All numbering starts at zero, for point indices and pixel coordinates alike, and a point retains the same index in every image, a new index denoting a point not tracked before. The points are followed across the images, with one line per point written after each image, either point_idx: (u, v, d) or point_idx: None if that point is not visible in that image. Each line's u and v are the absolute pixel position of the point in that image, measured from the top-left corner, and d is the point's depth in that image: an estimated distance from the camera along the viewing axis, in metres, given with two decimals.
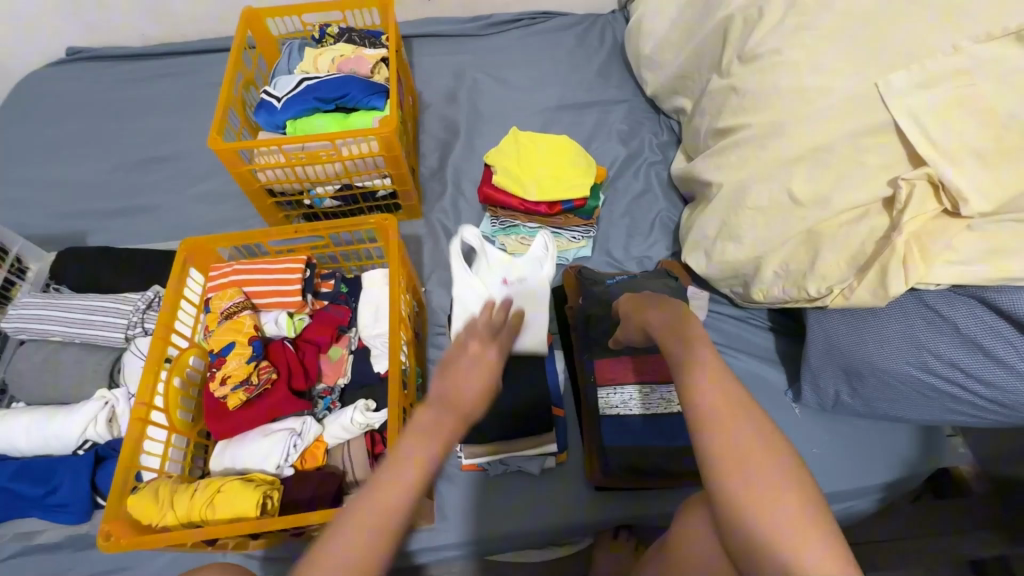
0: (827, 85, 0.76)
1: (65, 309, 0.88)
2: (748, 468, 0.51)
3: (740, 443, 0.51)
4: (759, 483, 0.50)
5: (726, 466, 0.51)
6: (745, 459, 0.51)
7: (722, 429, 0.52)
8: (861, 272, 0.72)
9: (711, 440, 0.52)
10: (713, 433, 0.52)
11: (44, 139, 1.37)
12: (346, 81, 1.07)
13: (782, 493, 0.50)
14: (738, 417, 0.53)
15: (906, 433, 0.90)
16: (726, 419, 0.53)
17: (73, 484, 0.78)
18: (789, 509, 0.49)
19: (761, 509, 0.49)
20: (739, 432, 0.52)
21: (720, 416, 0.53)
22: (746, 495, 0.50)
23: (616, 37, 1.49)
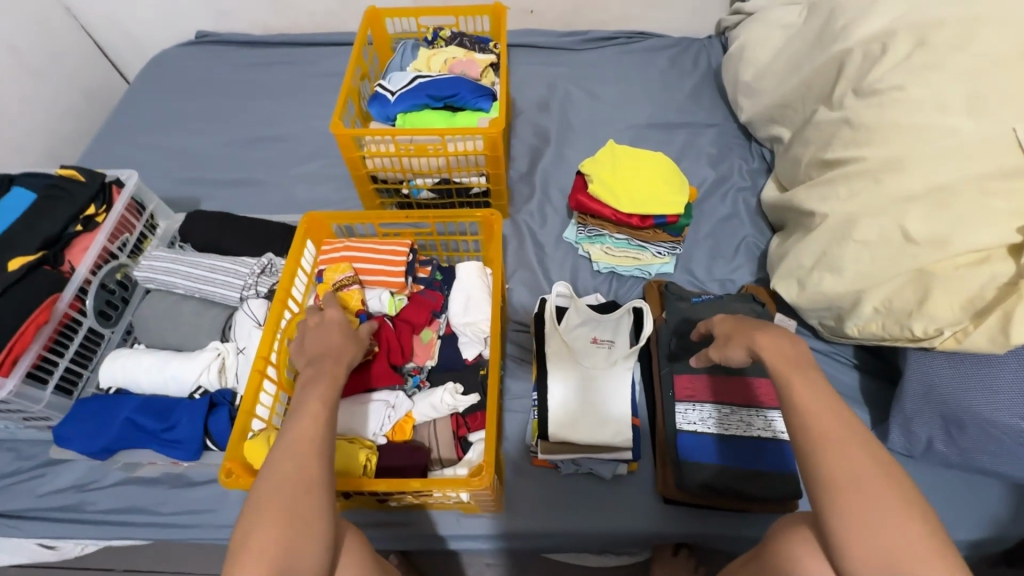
0: (956, 126, 0.76)
1: (191, 265, 0.96)
2: (865, 486, 0.52)
3: (855, 461, 0.53)
4: (879, 501, 0.51)
5: (841, 480, 0.53)
6: (862, 477, 0.52)
7: (837, 446, 0.54)
8: (978, 317, 0.70)
9: (823, 456, 0.54)
10: (827, 450, 0.54)
11: (170, 111, 1.50)
12: (458, 81, 1.13)
13: (905, 513, 0.50)
14: (850, 439, 0.54)
15: (999, 491, 0.86)
16: (837, 439, 0.54)
17: (189, 424, 0.84)
18: (912, 530, 0.49)
19: (885, 529, 0.50)
20: (852, 451, 0.54)
21: (832, 435, 0.55)
22: (867, 511, 0.51)
23: (711, 62, 1.50)
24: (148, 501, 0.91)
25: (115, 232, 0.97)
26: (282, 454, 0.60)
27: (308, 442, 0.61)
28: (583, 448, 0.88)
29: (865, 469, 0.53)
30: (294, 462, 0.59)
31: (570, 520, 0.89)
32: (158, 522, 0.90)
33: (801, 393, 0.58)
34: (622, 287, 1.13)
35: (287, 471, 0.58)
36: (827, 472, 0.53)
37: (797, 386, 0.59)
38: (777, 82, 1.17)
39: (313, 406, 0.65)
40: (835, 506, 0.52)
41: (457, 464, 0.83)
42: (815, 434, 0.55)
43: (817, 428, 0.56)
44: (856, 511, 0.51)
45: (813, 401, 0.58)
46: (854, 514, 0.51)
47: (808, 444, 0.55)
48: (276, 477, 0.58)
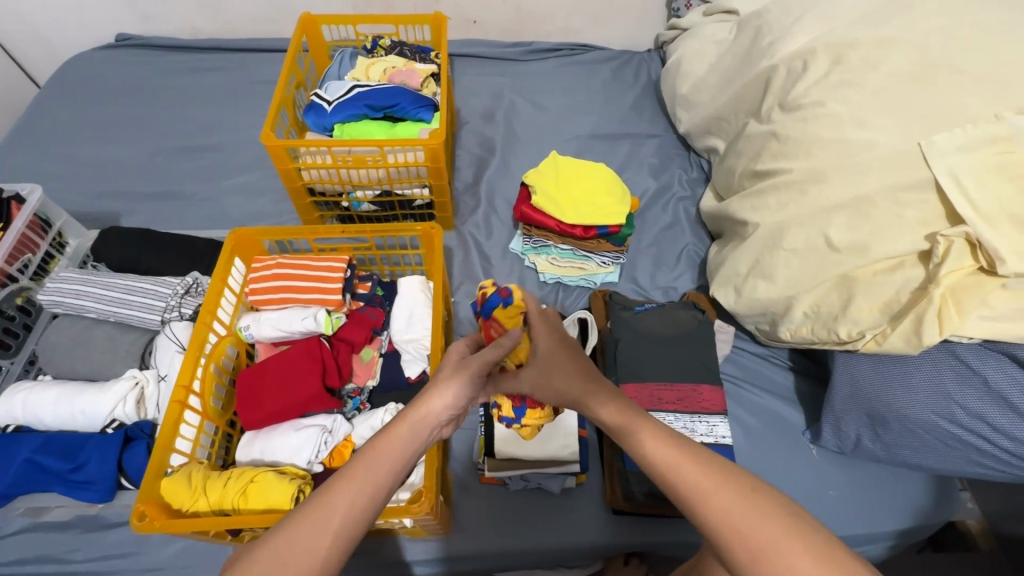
0: (869, 140, 0.80)
1: (104, 287, 0.89)
2: (748, 526, 0.46)
3: (726, 499, 0.47)
4: (765, 539, 0.45)
5: (719, 526, 0.47)
6: (737, 517, 0.46)
7: (703, 490, 0.48)
8: (895, 320, 0.74)
9: (699, 507, 0.48)
10: (696, 499, 0.48)
11: (87, 118, 1.39)
12: (397, 91, 1.10)
13: (793, 544, 0.44)
14: (719, 483, 0.48)
15: (919, 482, 0.91)
16: (702, 484, 0.49)
17: (100, 461, 0.76)
18: (806, 564, 0.43)
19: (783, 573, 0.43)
20: (719, 491, 0.48)
21: (697, 480, 0.49)
22: (758, 557, 0.44)
23: (651, 74, 1.54)
24: (55, 549, 0.83)
25: (14, 253, 0.88)
26: (296, 524, 0.47)
27: (337, 522, 0.48)
28: (531, 464, 0.87)
29: (741, 508, 0.47)
30: (315, 539, 0.47)
31: (521, 537, 0.87)
32: (69, 571, 0.81)
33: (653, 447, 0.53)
34: (569, 297, 1.13)
35: (296, 552, 0.46)
36: (706, 523, 0.47)
37: (649, 437, 0.54)
38: (711, 96, 1.22)
39: (372, 471, 0.51)
40: (732, 561, 0.46)
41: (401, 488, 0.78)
42: (683, 485, 0.50)
43: (683, 479, 0.50)
44: (749, 559, 0.45)
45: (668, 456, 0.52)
46: (748, 563, 0.45)
47: (681, 498, 0.49)
48: (278, 552, 0.46)
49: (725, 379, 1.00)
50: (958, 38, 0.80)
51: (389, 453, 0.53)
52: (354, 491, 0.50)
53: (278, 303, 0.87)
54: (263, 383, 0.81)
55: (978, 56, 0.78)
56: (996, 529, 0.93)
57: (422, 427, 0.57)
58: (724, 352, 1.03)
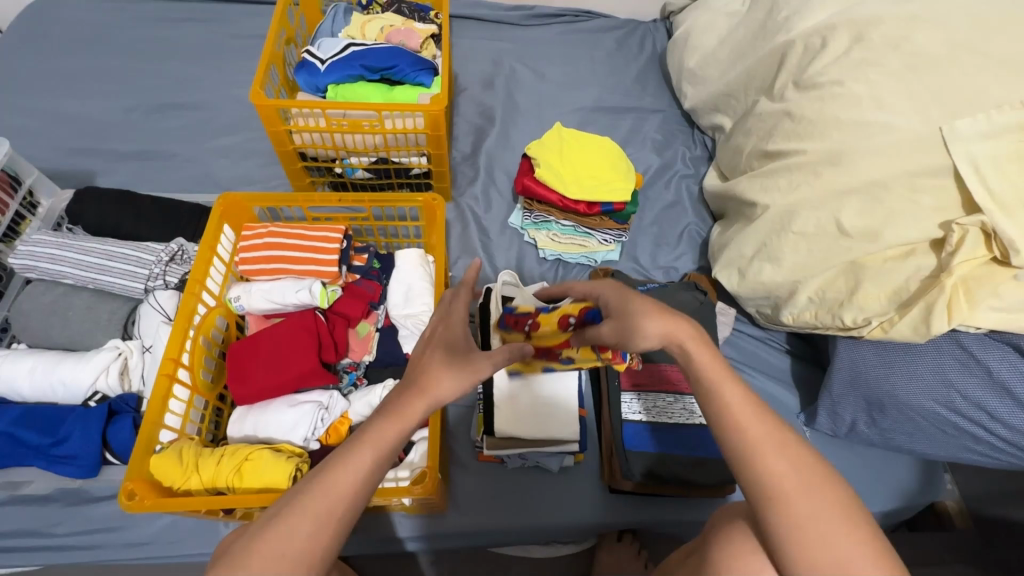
0: (888, 123, 0.78)
1: (82, 252, 0.83)
2: (802, 489, 0.46)
3: (791, 461, 0.47)
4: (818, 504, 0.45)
5: (776, 483, 0.46)
6: (795, 476, 0.47)
7: (768, 449, 0.48)
8: (903, 308, 0.73)
9: (759, 463, 0.47)
10: (761, 455, 0.47)
11: (54, 68, 1.29)
12: (395, 52, 1.04)
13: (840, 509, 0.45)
14: (780, 441, 0.48)
15: (907, 465, 0.92)
16: (767, 443, 0.48)
17: (83, 436, 0.73)
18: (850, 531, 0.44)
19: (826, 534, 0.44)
20: (782, 454, 0.48)
21: (763, 438, 0.48)
22: (807, 516, 0.45)
23: (656, 46, 1.49)
24: (36, 521, 0.80)
25: None
26: (296, 515, 0.47)
27: (338, 511, 0.48)
28: (530, 443, 0.86)
29: (800, 469, 0.47)
30: (296, 527, 0.46)
31: (518, 514, 0.87)
32: (51, 544, 0.79)
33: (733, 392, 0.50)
34: (569, 275, 1.11)
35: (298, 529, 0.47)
36: (765, 480, 0.47)
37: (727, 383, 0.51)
38: (721, 71, 1.18)
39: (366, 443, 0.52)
40: (775, 514, 0.46)
41: (398, 466, 0.77)
42: (750, 439, 0.48)
43: (748, 434, 0.48)
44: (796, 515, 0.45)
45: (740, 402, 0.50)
46: (794, 520, 0.45)
47: (742, 449, 0.48)
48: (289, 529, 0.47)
49: (724, 361, 1.00)
50: (984, 21, 0.78)
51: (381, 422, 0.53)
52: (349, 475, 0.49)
53: (270, 273, 0.83)
54: (255, 358, 0.78)
55: (1004, 39, 0.76)
56: (975, 510, 0.96)
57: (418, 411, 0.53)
58: (724, 334, 1.02)
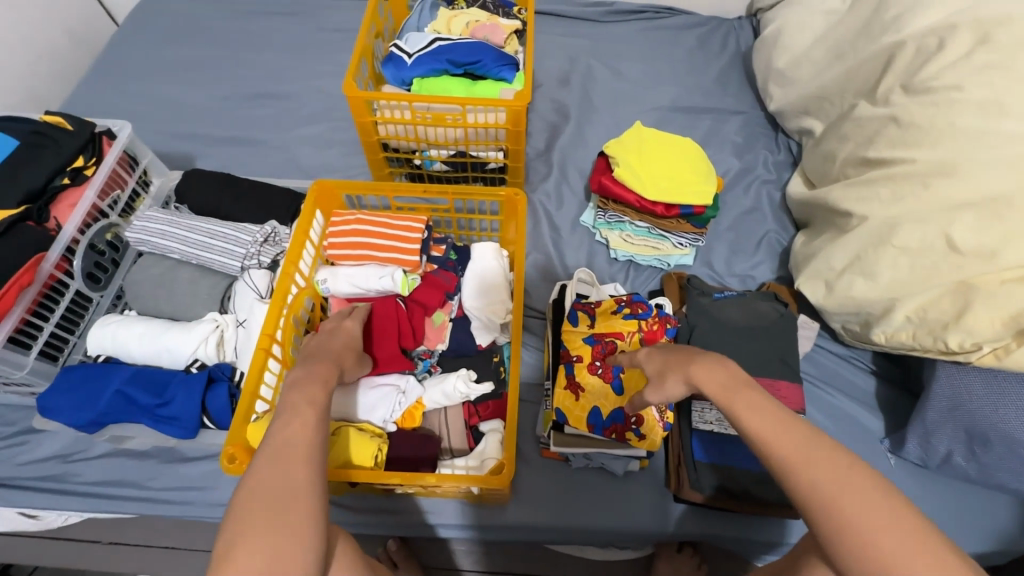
0: (1014, 133, 0.73)
1: (188, 230, 0.89)
2: (835, 498, 0.46)
3: (822, 470, 0.47)
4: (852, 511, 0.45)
5: (809, 494, 0.47)
6: (823, 482, 0.47)
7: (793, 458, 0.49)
8: (1021, 334, 0.68)
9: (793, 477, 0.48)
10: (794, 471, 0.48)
11: (162, 57, 1.39)
12: (481, 47, 1.05)
13: (881, 514, 0.45)
14: (815, 455, 0.48)
15: (1007, 506, 0.85)
16: (794, 457, 0.49)
17: (186, 399, 0.79)
18: (899, 538, 0.43)
19: (870, 540, 0.44)
20: (811, 462, 0.48)
21: (793, 454, 0.49)
22: (848, 526, 0.45)
23: (740, 44, 1.44)
24: (136, 475, 0.87)
25: (105, 188, 0.90)
26: (267, 462, 0.50)
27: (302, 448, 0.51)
28: (599, 445, 0.85)
29: (830, 473, 0.47)
30: (279, 473, 0.49)
31: (578, 513, 0.87)
32: (147, 497, 0.85)
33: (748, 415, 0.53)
34: (640, 277, 1.09)
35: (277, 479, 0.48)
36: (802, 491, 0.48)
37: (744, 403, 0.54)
38: (814, 72, 1.12)
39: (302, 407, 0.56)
40: (820, 526, 0.46)
41: (469, 455, 0.80)
42: (779, 457, 0.50)
43: (776, 452, 0.50)
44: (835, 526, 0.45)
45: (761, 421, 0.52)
46: (837, 529, 0.45)
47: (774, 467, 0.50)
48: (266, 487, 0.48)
49: (802, 377, 0.95)
50: None
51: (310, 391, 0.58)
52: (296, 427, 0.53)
53: (355, 259, 0.86)
54: None
55: None
56: None
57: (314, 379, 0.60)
58: (804, 349, 0.97)
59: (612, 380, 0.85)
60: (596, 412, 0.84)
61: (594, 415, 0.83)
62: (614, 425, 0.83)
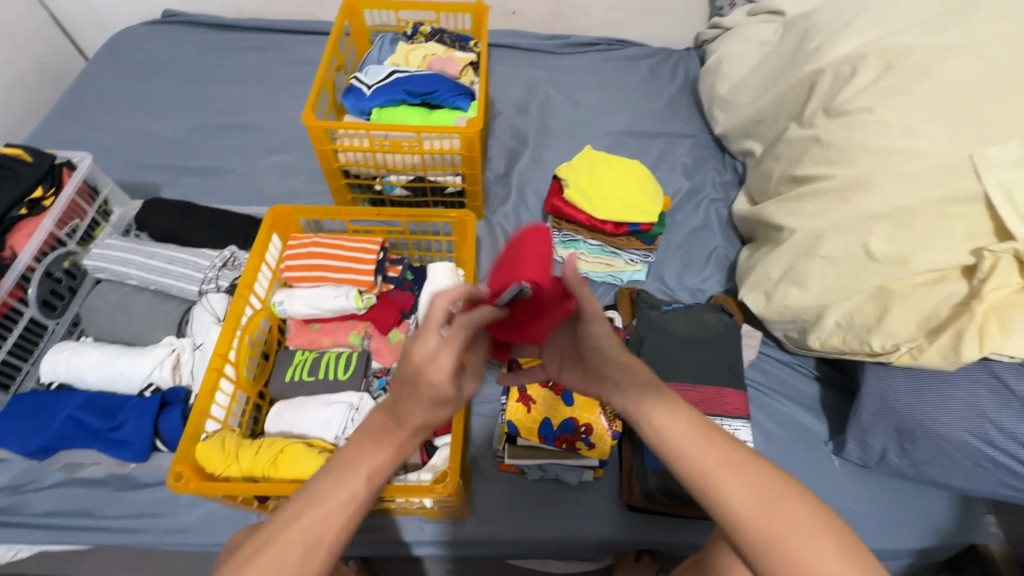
0: (918, 149, 0.79)
1: (146, 256, 0.92)
2: (768, 514, 0.45)
3: (750, 483, 0.47)
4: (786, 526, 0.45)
5: (736, 510, 0.46)
6: (757, 500, 0.46)
7: (721, 474, 0.47)
8: (933, 334, 0.73)
9: (719, 492, 0.47)
10: (722, 485, 0.47)
11: (131, 91, 1.43)
12: (436, 78, 1.11)
13: (810, 529, 0.45)
14: (744, 470, 0.47)
15: (942, 501, 0.89)
16: (720, 469, 0.47)
17: (138, 423, 0.79)
18: (832, 554, 0.43)
19: (804, 559, 0.43)
20: (737, 475, 0.47)
21: (727, 467, 0.48)
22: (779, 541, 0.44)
23: (688, 73, 1.52)
24: (88, 503, 0.86)
25: (64, 218, 0.92)
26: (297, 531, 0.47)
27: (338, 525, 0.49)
28: (552, 456, 0.87)
29: (763, 494, 0.46)
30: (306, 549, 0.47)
31: (534, 526, 0.88)
32: (99, 526, 0.84)
33: (678, 428, 0.50)
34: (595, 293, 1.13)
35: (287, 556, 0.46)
36: (733, 510, 0.46)
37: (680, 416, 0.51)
38: (752, 98, 1.19)
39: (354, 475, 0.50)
40: (750, 543, 0.45)
41: (421, 469, 0.81)
42: (707, 468, 0.48)
43: (708, 468, 0.48)
44: (769, 542, 0.45)
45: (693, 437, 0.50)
46: (769, 547, 0.45)
47: (699, 480, 0.48)
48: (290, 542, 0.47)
49: (749, 384, 0.99)
50: (1019, 51, 0.78)
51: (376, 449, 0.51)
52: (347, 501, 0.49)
53: (311, 280, 0.89)
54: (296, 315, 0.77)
55: None
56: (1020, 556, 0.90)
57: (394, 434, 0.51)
58: (750, 357, 1.02)
59: (564, 391, 0.88)
60: (547, 422, 0.86)
61: (546, 425, 0.86)
62: (565, 435, 0.85)
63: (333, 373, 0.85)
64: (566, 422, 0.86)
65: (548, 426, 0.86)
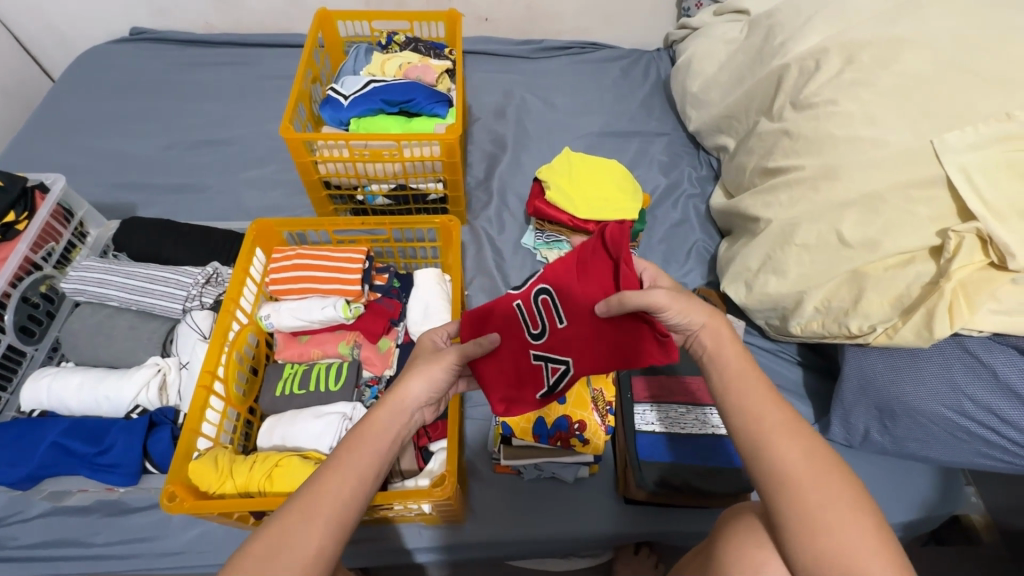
0: (881, 137, 0.82)
1: (127, 276, 0.90)
2: (812, 478, 0.50)
3: (807, 451, 0.51)
4: (827, 493, 0.49)
5: (791, 468, 0.50)
6: (804, 462, 0.50)
7: (782, 435, 0.52)
8: (905, 314, 0.76)
9: (776, 449, 0.51)
10: (774, 441, 0.52)
11: (102, 111, 1.40)
12: (413, 86, 1.11)
13: (850, 501, 0.48)
14: (798, 433, 0.52)
15: (924, 475, 0.92)
16: (782, 431, 0.52)
17: (126, 446, 0.78)
18: (866, 526, 0.47)
19: (838, 525, 0.47)
20: (796, 441, 0.52)
21: (781, 428, 0.53)
22: (817, 502, 0.48)
23: (660, 73, 1.56)
24: (76, 532, 0.84)
25: (39, 241, 0.90)
26: (302, 509, 0.49)
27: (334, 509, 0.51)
28: (547, 455, 0.88)
29: (813, 458, 0.51)
30: (309, 531, 0.49)
31: (533, 525, 0.88)
32: (89, 554, 0.82)
33: (750, 388, 0.55)
34: None
35: (295, 540, 0.48)
36: (779, 465, 0.51)
37: (746, 376, 0.57)
38: (723, 94, 1.23)
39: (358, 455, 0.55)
40: (789, 499, 0.49)
41: (419, 474, 0.81)
42: (764, 425, 0.53)
43: (765, 425, 0.53)
44: (810, 502, 0.48)
45: (758, 397, 0.55)
46: (809, 506, 0.48)
47: (760, 436, 0.52)
48: (296, 522, 0.49)
49: None
50: (970, 40, 0.82)
51: (374, 438, 0.57)
52: (349, 481, 0.53)
53: (297, 293, 0.89)
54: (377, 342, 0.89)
55: (988, 55, 0.80)
56: (1001, 523, 0.93)
57: (400, 410, 0.61)
58: None
59: None
60: (543, 421, 0.86)
61: (539, 425, 0.86)
62: (559, 433, 0.86)
63: (324, 385, 0.85)
64: (559, 420, 0.86)
65: (542, 426, 0.86)
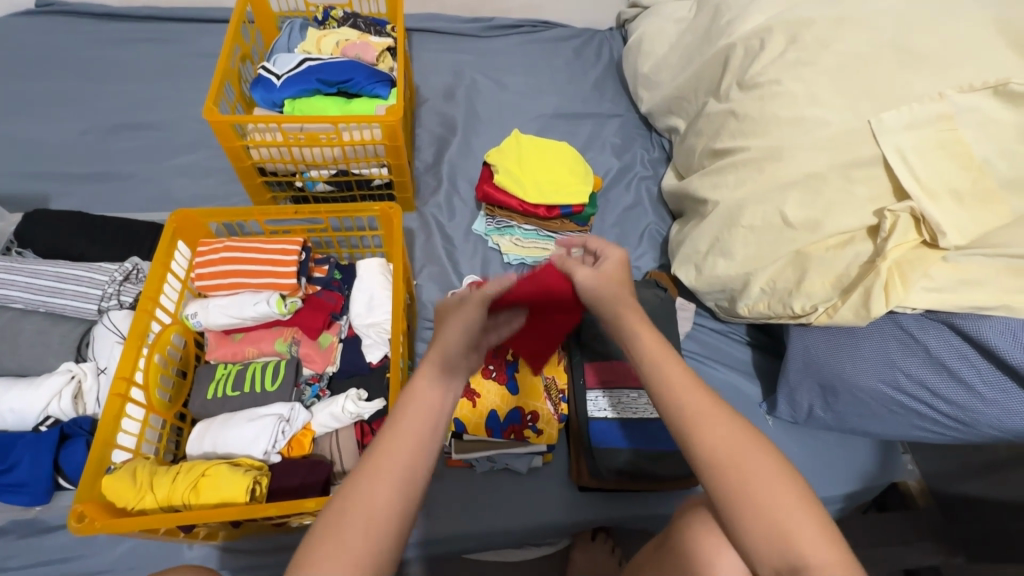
0: (822, 117, 0.82)
1: (31, 275, 0.82)
2: (735, 461, 0.49)
3: (725, 436, 0.50)
4: (750, 471, 0.48)
5: (713, 454, 0.49)
6: (724, 446, 0.49)
7: (701, 422, 0.50)
8: (845, 293, 0.77)
9: (697, 438, 0.50)
10: (696, 429, 0.50)
11: (5, 92, 1.27)
12: (352, 66, 1.05)
13: (772, 476, 0.48)
14: (718, 414, 0.51)
15: (865, 447, 0.95)
16: (700, 415, 0.51)
17: (32, 463, 0.72)
18: (786, 502, 0.47)
19: (762, 503, 0.47)
20: (715, 423, 0.50)
21: (701, 409, 0.51)
22: (744, 486, 0.48)
23: (612, 53, 1.53)
24: None
25: None
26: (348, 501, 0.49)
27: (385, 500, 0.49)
28: (496, 445, 0.86)
29: (733, 441, 0.49)
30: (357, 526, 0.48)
31: (487, 518, 0.87)
32: None
33: (671, 372, 0.53)
34: None
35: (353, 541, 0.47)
36: (700, 453, 0.50)
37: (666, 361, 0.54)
38: (673, 74, 1.21)
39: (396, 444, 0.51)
40: (717, 488, 0.49)
41: None
42: (684, 414, 0.51)
43: (686, 412, 0.51)
44: (736, 484, 0.48)
45: (681, 381, 0.53)
46: (733, 492, 0.48)
47: (683, 428, 0.51)
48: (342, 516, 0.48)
49: (686, 355, 1.02)
50: (905, 20, 0.83)
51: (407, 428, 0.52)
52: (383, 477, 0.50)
53: (227, 288, 0.83)
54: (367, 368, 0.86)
55: (922, 35, 0.81)
56: (935, 488, 0.97)
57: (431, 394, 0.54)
58: (685, 328, 1.05)
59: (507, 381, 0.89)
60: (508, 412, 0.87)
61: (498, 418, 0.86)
62: (512, 425, 0.86)
63: (259, 386, 0.79)
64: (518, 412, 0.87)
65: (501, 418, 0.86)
